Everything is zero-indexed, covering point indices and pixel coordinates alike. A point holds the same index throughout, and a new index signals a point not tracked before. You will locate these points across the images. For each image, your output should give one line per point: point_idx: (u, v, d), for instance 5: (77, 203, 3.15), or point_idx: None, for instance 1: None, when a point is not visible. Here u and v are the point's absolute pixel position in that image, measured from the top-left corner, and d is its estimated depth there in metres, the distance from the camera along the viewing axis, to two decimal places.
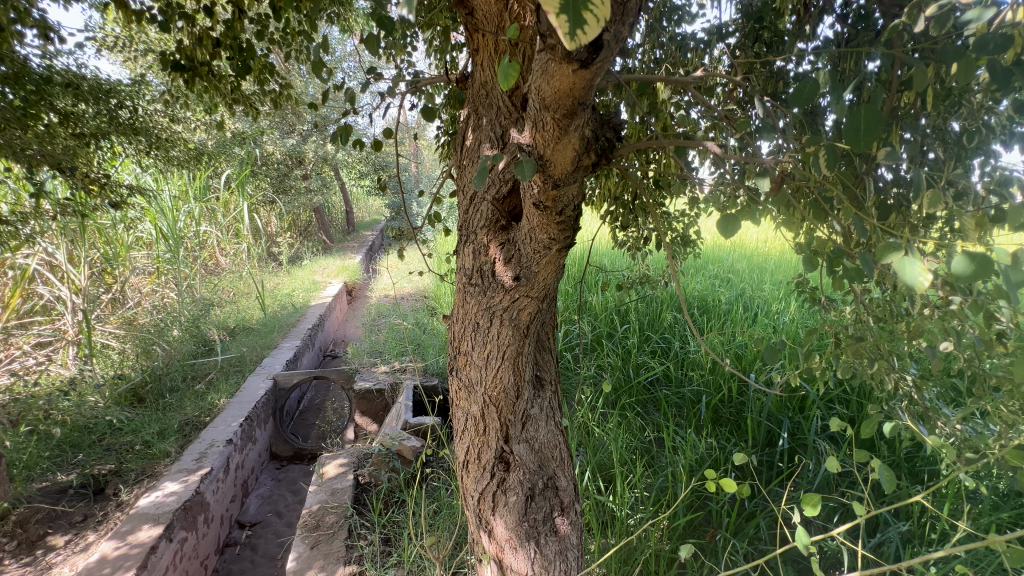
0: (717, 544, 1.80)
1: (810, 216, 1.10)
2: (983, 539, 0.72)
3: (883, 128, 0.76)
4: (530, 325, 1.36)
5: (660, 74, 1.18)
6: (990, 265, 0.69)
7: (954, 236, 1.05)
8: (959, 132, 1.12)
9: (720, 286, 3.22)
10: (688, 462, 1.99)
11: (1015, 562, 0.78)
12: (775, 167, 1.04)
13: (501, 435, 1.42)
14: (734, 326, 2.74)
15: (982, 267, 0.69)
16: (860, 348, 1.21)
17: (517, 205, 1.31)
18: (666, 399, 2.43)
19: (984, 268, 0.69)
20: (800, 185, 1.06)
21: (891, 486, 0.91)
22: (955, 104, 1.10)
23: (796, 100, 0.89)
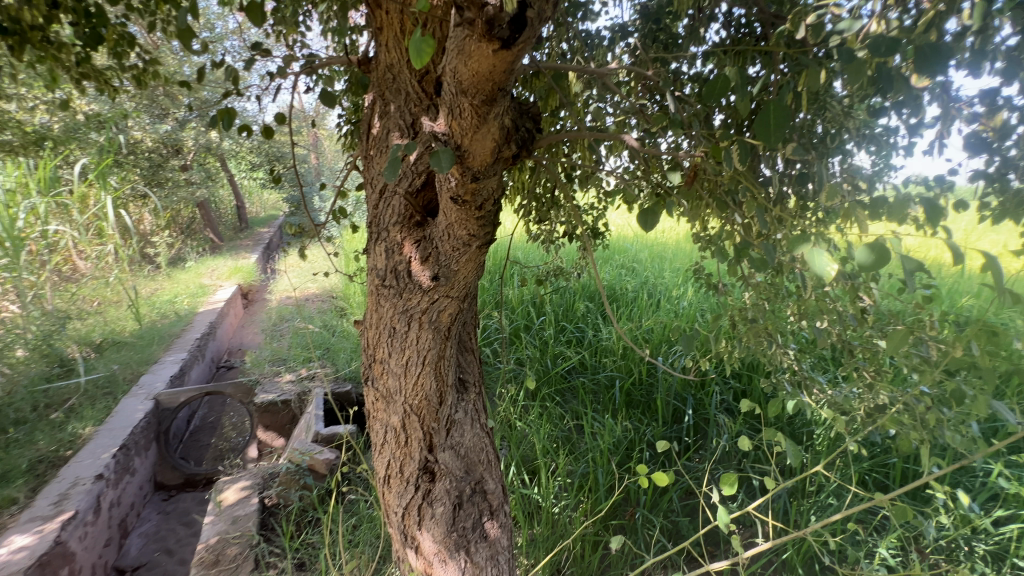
0: (636, 522, 1.90)
1: (713, 211, 1.17)
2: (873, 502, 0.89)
3: (790, 125, 0.80)
4: (451, 327, 1.30)
5: (573, 65, 1.19)
6: (889, 254, 0.69)
7: (829, 226, 1.18)
8: (824, 133, 1.27)
9: (626, 276, 3.40)
10: (606, 446, 2.07)
11: (898, 517, 0.97)
12: (686, 162, 1.08)
13: (424, 444, 1.36)
14: (641, 312, 2.90)
15: (881, 255, 0.70)
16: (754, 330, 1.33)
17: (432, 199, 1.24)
18: (583, 386, 2.51)
19: (884, 256, 0.70)
20: (707, 179, 1.12)
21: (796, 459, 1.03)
22: (821, 108, 1.23)
23: (708, 97, 0.91)
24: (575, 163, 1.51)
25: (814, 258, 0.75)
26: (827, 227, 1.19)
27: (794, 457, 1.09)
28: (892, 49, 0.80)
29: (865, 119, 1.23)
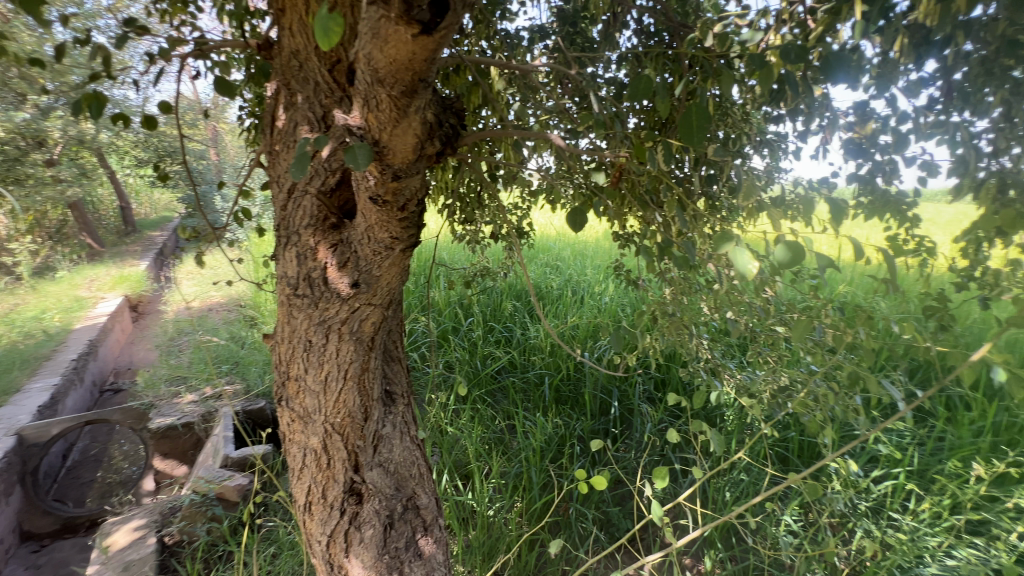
0: (570, 517, 1.93)
1: (634, 210, 1.21)
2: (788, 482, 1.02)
3: (711, 126, 0.84)
4: (375, 337, 1.24)
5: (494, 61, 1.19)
6: (803, 253, 0.75)
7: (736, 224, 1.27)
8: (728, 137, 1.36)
9: (551, 274, 3.48)
10: (538, 444, 2.09)
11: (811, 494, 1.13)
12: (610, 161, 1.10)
13: (349, 465, 1.29)
14: (566, 309, 2.98)
15: (799, 256, 0.75)
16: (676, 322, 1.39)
17: (348, 200, 1.16)
18: (513, 385, 2.52)
19: (801, 257, 0.75)
20: (630, 179, 1.15)
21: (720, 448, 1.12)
22: (725, 114, 1.33)
23: (633, 96, 0.92)
24: (498, 162, 1.49)
25: (740, 254, 0.78)
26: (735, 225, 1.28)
27: (719, 444, 1.16)
28: (797, 57, 0.85)
29: (762, 125, 1.34)
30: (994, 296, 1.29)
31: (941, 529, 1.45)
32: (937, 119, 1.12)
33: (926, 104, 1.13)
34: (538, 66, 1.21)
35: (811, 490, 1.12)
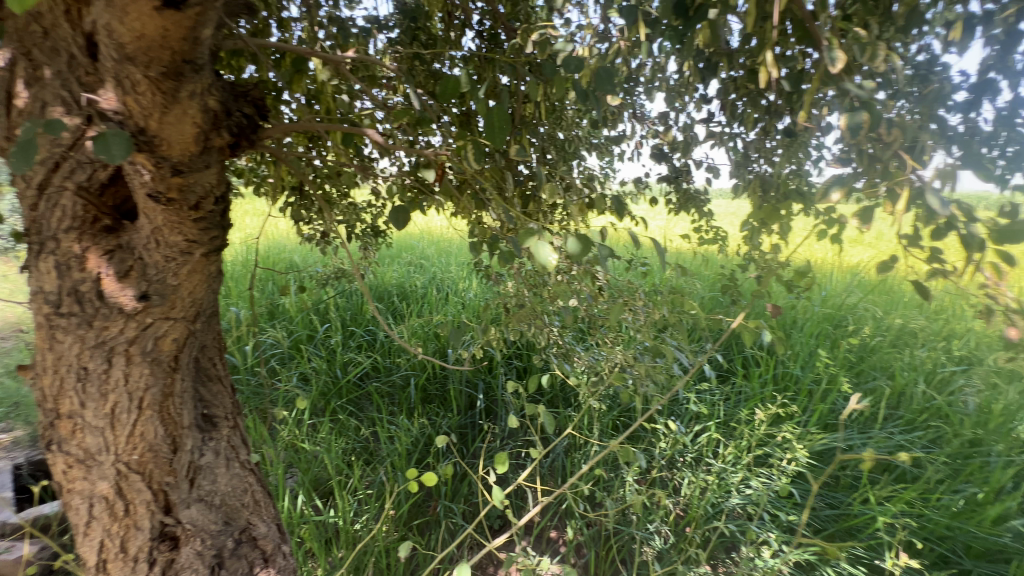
0: (439, 516, 1.93)
1: (470, 210, 1.27)
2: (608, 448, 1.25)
3: (511, 129, 0.92)
4: (178, 356, 1.13)
5: (306, 48, 1.13)
6: (590, 243, 0.89)
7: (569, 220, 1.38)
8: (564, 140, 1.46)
9: (415, 273, 3.43)
10: (403, 447, 2.05)
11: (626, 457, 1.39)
12: (434, 160, 1.15)
13: (157, 506, 1.15)
14: (431, 308, 2.96)
15: (586, 246, 0.90)
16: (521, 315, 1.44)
17: (125, 197, 1.04)
18: (377, 390, 2.42)
19: (588, 247, 0.89)
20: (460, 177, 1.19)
21: (553, 427, 1.26)
22: (557, 119, 1.43)
23: (442, 97, 0.99)
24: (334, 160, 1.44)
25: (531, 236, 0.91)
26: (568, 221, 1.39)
27: (552, 425, 1.27)
28: (576, 67, 0.95)
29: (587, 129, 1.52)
30: (766, 272, 1.59)
31: (740, 466, 1.75)
32: (715, 128, 1.34)
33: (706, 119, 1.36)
34: (361, 58, 1.16)
35: (625, 452, 1.35)
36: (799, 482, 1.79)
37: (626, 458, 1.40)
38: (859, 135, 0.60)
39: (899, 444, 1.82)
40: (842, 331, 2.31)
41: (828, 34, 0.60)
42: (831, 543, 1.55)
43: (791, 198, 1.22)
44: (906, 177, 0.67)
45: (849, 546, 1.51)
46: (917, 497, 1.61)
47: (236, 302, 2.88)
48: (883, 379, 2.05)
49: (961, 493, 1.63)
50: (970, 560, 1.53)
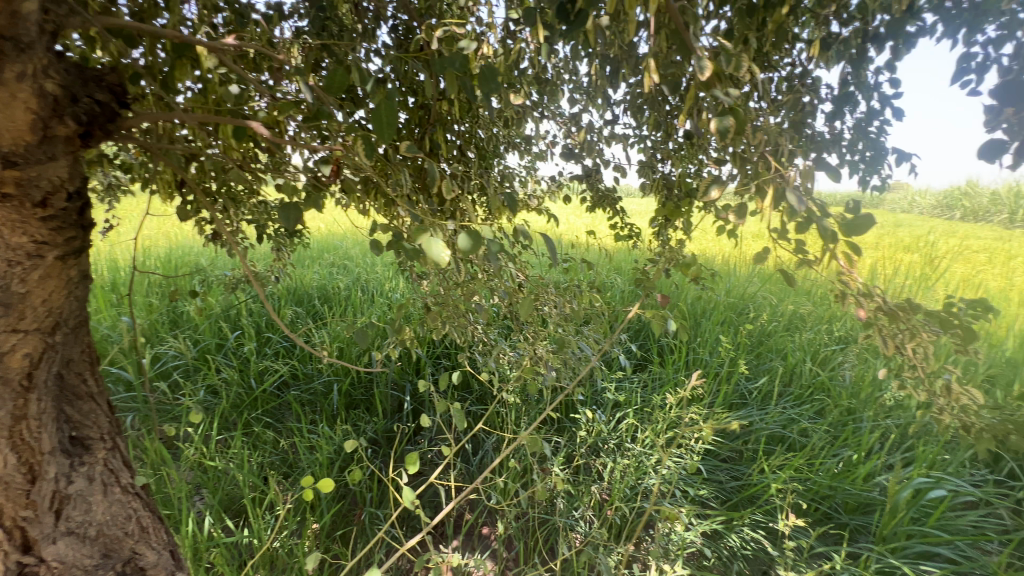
0: (364, 524, 1.86)
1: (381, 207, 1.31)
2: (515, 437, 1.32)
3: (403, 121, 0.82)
4: (32, 375, 1.07)
5: (184, 35, 1.02)
6: (480, 239, 0.88)
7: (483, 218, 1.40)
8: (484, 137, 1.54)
9: (338, 274, 3.29)
10: (325, 456, 1.96)
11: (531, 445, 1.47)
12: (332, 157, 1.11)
13: (16, 545, 1.07)
14: (355, 310, 2.85)
15: (476, 240, 0.89)
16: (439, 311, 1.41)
17: None
18: (296, 399, 2.29)
19: (478, 243, 0.88)
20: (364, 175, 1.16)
21: (462, 423, 1.29)
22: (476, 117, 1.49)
23: (330, 90, 0.89)
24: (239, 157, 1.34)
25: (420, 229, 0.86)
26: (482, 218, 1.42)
27: (462, 420, 1.30)
28: (458, 66, 0.94)
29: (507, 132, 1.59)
30: (673, 265, 1.70)
31: (655, 448, 1.86)
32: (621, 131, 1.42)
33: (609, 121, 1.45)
34: (249, 46, 1.07)
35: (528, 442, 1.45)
36: (708, 458, 1.94)
37: (532, 447, 1.58)
38: (725, 140, 0.64)
39: (790, 417, 2.03)
40: (744, 319, 2.53)
41: (696, 43, 0.64)
42: (732, 512, 1.69)
43: (689, 195, 1.31)
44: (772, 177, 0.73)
45: (748, 513, 1.65)
46: (802, 463, 1.80)
47: (131, 311, 2.61)
48: (777, 361, 2.27)
49: (838, 456, 1.85)
50: (846, 514, 1.70)
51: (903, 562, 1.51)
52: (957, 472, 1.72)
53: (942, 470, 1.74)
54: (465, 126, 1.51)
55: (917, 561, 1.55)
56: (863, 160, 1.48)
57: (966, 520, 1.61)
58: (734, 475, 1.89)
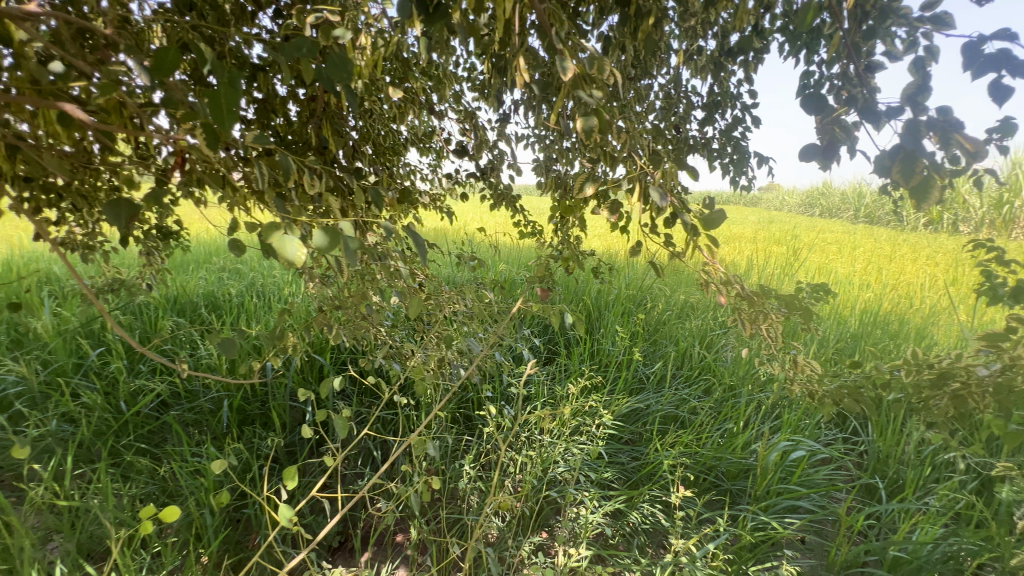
0: (260, 549, 1.71)
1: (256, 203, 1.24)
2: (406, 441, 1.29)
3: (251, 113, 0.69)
4: None
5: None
6: (340, 236, 0.70)
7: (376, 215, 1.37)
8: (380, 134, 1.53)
9: (229, 280, 3.01)
10: (212, 479, 1.77)
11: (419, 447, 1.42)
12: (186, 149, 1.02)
13: None
14: (249, 318, 2.63)
15: (335, 238, 0.70)
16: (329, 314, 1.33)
17: None
18: (178, 419, 2.06)
19: (338, 240, 0.70)
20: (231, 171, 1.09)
21: (344, 432, 1.19)
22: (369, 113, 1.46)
23: (157, 71, 0.70)
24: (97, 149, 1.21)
25: (269, 229, 0.66)
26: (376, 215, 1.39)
27: (344, 431, 1.19)
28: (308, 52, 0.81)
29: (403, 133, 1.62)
30: (574, 261, 1.77)
31: (562, 437, 1.92)
32: (510, 129, 1.47)
33: (502, 117, 1.48)
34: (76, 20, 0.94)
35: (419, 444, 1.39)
36: (611, 442, 2.05)
37: (419, 451, 1.45)
38: (591, 140, 0.67)
39: (682, 397, 2.21)
40: (642, 309, 2.71)
41: (559, 44, 0.65)
42: (632, 490, 1.81)
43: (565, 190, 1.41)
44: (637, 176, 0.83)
45: (645, 489, 1.77)
46: (691, 438, 1.97)
47: None
48: (670, 346, 2.47)
49: (721, 429, 2.04)
50: (729, 481, 1.89)
51: (772, 518, 1.70)
52: (814, 434, 1.98)
53: (803, 433, 2.00)
54: (361, 123, 1.48)
55: (784, 514, 1.76)
56: (729, 158, 1.66)
57: (820, 474, 1.86)
58: (634, 455, 2.02)
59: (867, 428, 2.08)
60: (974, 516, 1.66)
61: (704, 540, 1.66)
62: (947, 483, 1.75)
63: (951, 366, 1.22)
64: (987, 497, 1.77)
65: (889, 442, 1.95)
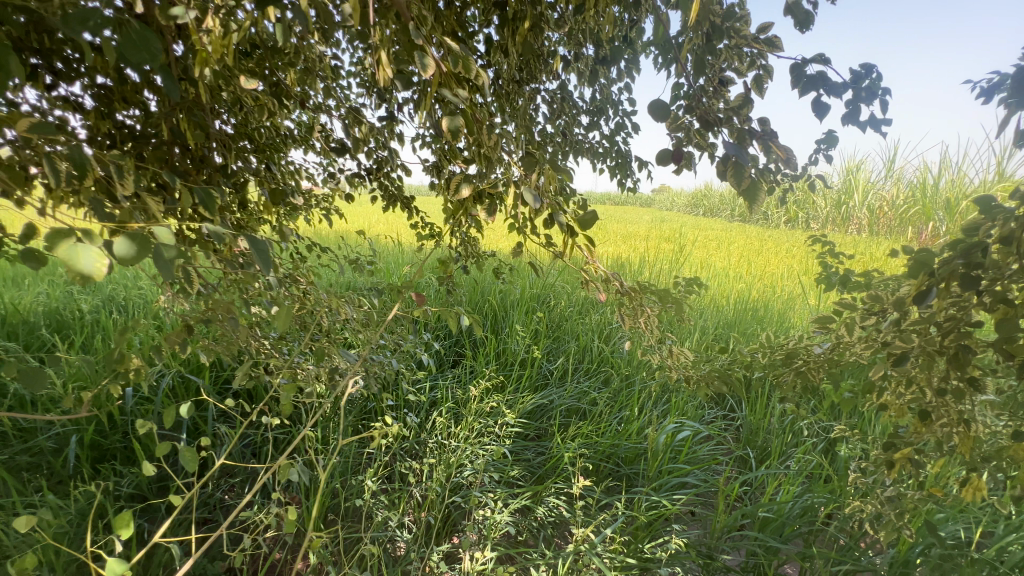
0: None
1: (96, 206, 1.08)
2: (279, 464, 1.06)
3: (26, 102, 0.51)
4: None
5: None
6: (150, 245, 0.57)
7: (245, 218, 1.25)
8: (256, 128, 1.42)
9: (79, 295, 2.59)
10: (51, 532, 1.49)
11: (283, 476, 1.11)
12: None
13: None
14: (106, 337, 2.27)
15: (144, 249, 0.57)
16: (190, 328, 1.16)
17: None
18: (6, 463, 1.71)
19: (146, 251, 0.56)
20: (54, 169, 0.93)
21: (194, 465, 0.84)
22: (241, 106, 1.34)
23: None
24: None
25: (50, 239, 0.50)
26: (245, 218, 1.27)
27: (195, 464, 0.85)
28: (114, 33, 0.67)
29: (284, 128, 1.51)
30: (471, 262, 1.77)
31: (467, 440, 1.91)
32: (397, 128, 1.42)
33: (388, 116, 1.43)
34: None
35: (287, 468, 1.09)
36: (517, 440, 2.08)
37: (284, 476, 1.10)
38: (457, 139, 0.66)
39: (583, 390, 2.32)
40: (546, 307, 2.80)
41: (419, 39, 0.63)
42: (537, 485, 1.84)
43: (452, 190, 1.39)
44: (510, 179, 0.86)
45: (550, 483, 1.81)
46: (591, 429, 2.07)
47: None
48: (572, 342, 2.57)
49: (617, 417, 2.17)
50: (626, 466, 2.00)
51: (663, 496, 1.83)
52: (697, 414, 2.18)
53: (687, 414, 2.18)
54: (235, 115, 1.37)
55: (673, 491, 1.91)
56: (612, 162, 1.76)
57: (703, 451, 2.04)
58: (539, 451, 2.07)
59: (741, 405, 2.35)
60: (822, 473, 1.93)
61: (603, 525, 1.74)
62: (802, 447, 2.02)
63: (796, 347, 1.40)
64: (831, 455, 2.07)
65: (757, 416, 2.20)
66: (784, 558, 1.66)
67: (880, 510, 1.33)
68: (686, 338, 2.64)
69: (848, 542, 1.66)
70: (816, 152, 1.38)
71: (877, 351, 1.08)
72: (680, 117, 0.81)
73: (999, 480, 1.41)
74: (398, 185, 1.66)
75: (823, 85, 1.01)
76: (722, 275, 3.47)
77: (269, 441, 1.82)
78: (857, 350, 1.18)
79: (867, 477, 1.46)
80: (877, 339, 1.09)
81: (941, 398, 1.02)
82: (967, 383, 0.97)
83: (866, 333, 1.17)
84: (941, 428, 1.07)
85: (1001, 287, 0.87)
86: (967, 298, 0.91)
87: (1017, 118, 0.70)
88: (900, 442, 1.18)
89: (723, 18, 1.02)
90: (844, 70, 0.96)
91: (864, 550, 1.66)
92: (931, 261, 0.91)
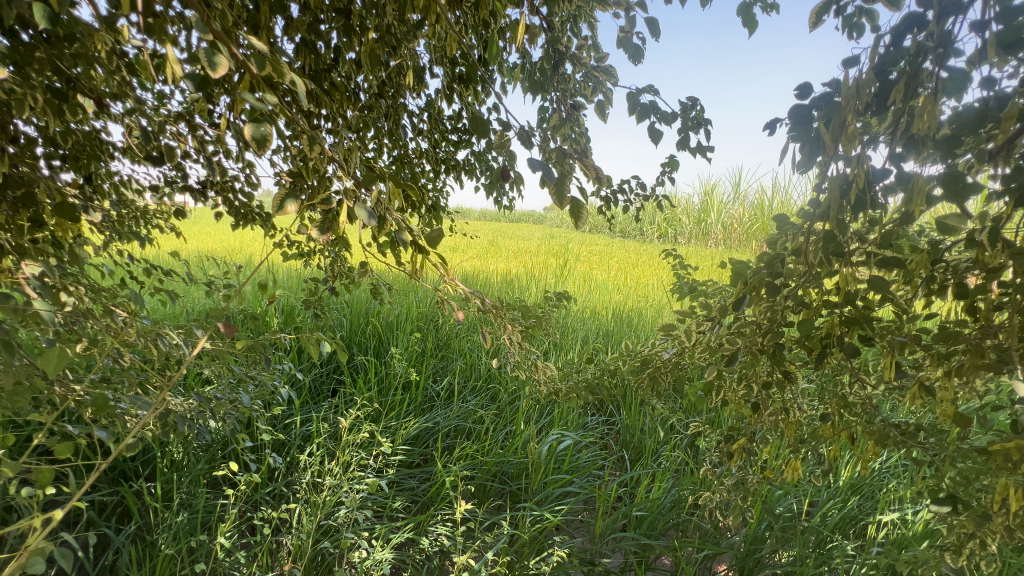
0: None
1: None
2: (30, 546, 0.63)
3: None
4: None
5: None
6: None
7: (30, 242, 1.02)
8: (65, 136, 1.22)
9: None
10: None
11: (60, 558, 0.68)
12: None
13: None
14: None
15: None
16: None
17: None
18: None
19: None
20: None
21: None
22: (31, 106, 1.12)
23: None
24: None
25: None
26: (30, 243, 1.03)
27: None
28: None
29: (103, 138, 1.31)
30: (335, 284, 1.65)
31: (341, 476, 1.76)
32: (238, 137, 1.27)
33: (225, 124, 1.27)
34: None
35: (61, 551, 0.68)
36: (398, 470, 1.97)
37: (46, 563, 0.67)
38: (262, 148, 0.59)
39: (468, 409, 2.28)
40: (432, 325, 2.74)
41: (207, 36, 0.56)
42: (420, 516, 1.75)
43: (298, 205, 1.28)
44: (352, 197, 0.81)
45: (432, 511, 1.73)
46: (475, 449, 2.05)
47: None
48: (458, 360, 2.54)
49: (503, 433, 2.17)
50: (512, 481, 2.00)
51: (546, 509, 1.85)
52: (577, 423, 2.26)
53: (570, 424, 2.26)
54: (34, 118, 1.16)
55: (556, 502, 1.94)
56: (485, 180, 1.79)
57: (583, 458, 2.11)
58: (424, 478, 2.00)
59: (620, 410, 2.50)
60: (686, 466, 2.10)
61: (488, 548, 1.71)
62: (670, 445, 2.19)
63: (651, 353, 1.52)
64: (694, 449, 2.26)
65: (632, 419, 2.35)
66: (657, 553, 1.76)
67: (729, 497, 1.47)
68: (568, 350, 2.77)
69: (708, 528, 1.82)
70: (661, 174, 1.56)
71: (712, 353, 1.20)
72: (509, 136, 0.81)
73: (816, 457, 1.64)
74: (248, 202, 1.51)
75: (654, 112, 1.25)
76: (602, 287, 3.76)
77: (87, 506, 1.51)
78: (698, 353, 1.31)
79: (717, 467, 1.61)
80: (712, 343, 1.21)
81: (765, 392, 1.15)
82: (782, 376, 1.11)
83: (705, 338, 1.29)
84: (768, 418, 1.21)
85: (800, 292, 1.00)
86: (776, 303, 1.03)
87: (797, 149, 0.83)
88: (738, 434, 1.31)
89: (566, 46, 1.09)
90: (667, 102, 1.23)
91: (723, 534, 1.82)
92: (745, 272, 1.04)
